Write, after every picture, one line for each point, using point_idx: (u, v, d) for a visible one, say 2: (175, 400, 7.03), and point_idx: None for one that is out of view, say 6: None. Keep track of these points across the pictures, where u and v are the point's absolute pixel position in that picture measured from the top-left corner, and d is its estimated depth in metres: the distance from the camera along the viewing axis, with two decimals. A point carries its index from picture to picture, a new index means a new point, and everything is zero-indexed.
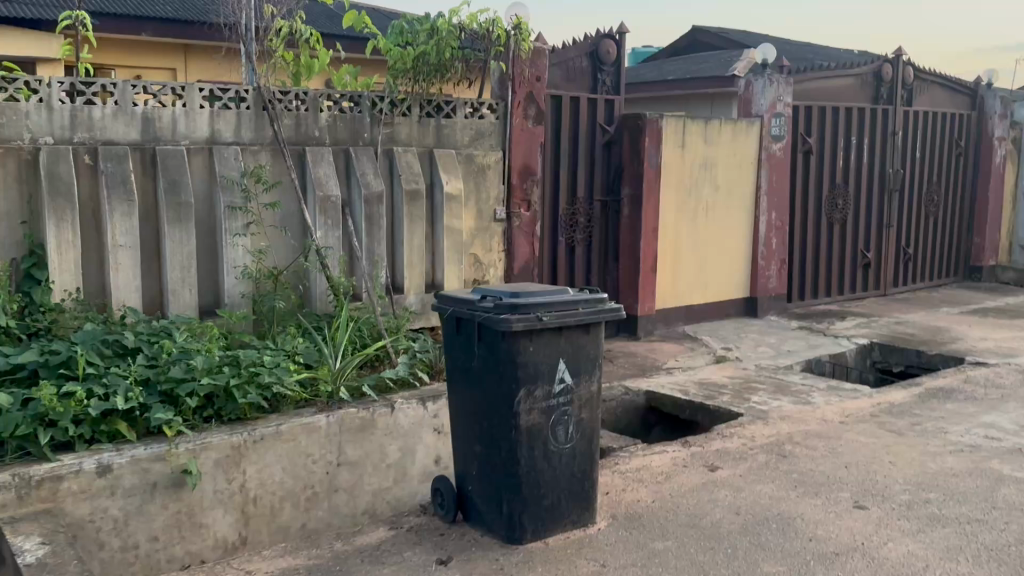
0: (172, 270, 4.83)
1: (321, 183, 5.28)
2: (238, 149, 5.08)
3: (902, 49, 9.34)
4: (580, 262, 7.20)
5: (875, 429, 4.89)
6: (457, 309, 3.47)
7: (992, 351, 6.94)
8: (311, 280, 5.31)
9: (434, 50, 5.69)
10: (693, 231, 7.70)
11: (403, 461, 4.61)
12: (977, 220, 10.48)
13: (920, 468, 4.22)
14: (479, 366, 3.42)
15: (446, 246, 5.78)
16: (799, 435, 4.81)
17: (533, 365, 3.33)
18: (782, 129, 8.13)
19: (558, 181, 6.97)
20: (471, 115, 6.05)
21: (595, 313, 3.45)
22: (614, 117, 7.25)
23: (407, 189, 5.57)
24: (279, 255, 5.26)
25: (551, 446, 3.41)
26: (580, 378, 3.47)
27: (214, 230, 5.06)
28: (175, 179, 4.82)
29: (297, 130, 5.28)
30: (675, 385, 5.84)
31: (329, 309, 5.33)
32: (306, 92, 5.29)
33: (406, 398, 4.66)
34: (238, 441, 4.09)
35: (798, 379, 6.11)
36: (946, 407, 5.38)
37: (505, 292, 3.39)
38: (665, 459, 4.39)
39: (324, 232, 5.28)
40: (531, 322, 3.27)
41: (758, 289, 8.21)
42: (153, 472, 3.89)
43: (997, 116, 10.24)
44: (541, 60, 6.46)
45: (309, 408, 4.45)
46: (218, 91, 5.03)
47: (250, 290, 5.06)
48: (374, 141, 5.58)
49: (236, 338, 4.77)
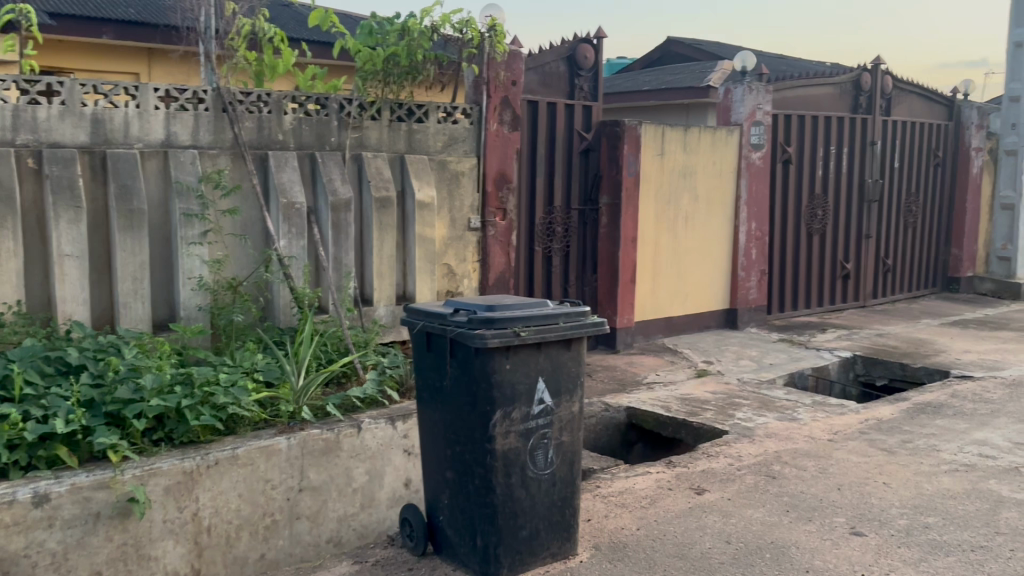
0: (123, 281, 4.51)
1: (285, 190, 4.99)
2: (195, 153, 4.77)
3: (881, 58, 9.23)
4: (557, 273, 6.95)
5: (865, 448, 4.68)
6: (427, 324, 3.20)
7: (977, 364, 6.79)
8: (273, 291, 5.01)
9: (405, 51, 5.46)
10: (672, 241, 7.50)
11: (370, 485, 4.31)
12: (954, 231, 10.41)
13: (915, 490, 4.01)
14: (451, 385, 3.15)
15: (418, 256, 5.51)
16: (787, 454, 4.58)
17: (509, 385, 3.07)
18: (762, 137, 7.96)
19: (534, 190, 6.74)
20: (444, 120, 5.76)
21: (578, 328, 3.21)
22: (591, 124, 7.05)
23: (377, 195, 5.29)
24: (239, 265, 4.96)
25: (530, 473, 3.15)
26: (561, 398, 3.22)
27: (169, 239, 4.74)
28: (126, 185, 4.51)
29: (259, 133, 4.99)
30: (656, 401, 5.61)
31: (292, 322, 5.05)
32: (269, 93, 5.01)
33: (373, 417, 4.37)
34: (190, 466, 3.79)
35: (782, 394, 5.90)
36: (937, 423, 5.19)
37: (480, 306, 3.13)
38: (649, 482, 4.14)
39: (288, 241, 4.99)
40: (508, 338, 3.02)
41: (738, 301, 8.03)
42: (95, 501, 3.57)
43: (975, 127, 10.20)
44: (516, 64, 6.22)
45: (268, 429, 4.16)
46: (174, 91, 4.71)
47: (207, 303, 4.75)
48: (341, 145, 5.29)
49: (191, 354, 4.46)
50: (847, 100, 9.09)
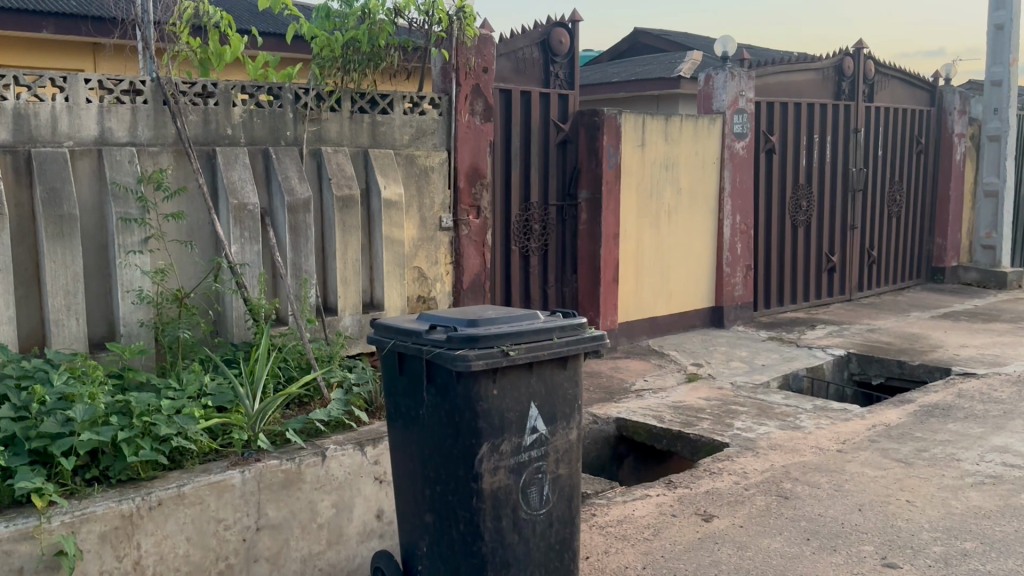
0: (52, 296, 3.97)
1: (236, 189, 4.48)
2: (133, 151, 4.24)
3: (863, 42, 8.89)
4: (535, 273, 6.52)
5: (880, 459, 4.30)
6: (399, 343, 2.77)
7: (978, 360, 6.47)
8: (225, 303, 4.51)
9: (365, 35, 4.98)
10: (655, 236, 7.11)
11: (337, 520, 3.84)
12: (938, 220, 10.16)
13: (943, 508, 3.64)
14: (429, 414, 2.69)
15: (386, 259, 5.03)
16: (796, 468, 4.19)
17: (497, 414, 2.62)
18: (746, 126, 7.60)
19: (510, 186, 6.27)
20: (410, 111, 5.27)
21: (575, 344, 2.76)
22: (568, 114, 6.60)
23: (339, 194, 4.81)
24: (185, 275, 4.44)
25: (523, 514, 2.70)
26: (557, 426, 2.77)
27: (105, 248, 4.21)
28: (55, 188, 3.97)
29: (206, 128, 4.48)
30: (647, 410, 5.18)
31: (247, 336, 4.55)
32: (215, 83, 4.48)
33: (340, 443, 3.90)
34: (128, 509, 3.29)
35: (780, 399, 5.50)
36: (950, 428, 4.83)
37: (461, 321, 2.69)
38: (650, 507, 3.71)
39: (240, 246, 4.48)
40: (495, 360, 2.57)
41: (724, 298, 7.65)
42: (17, 556, 3.06)
43: (956, 112, 9.98)
44: (488, 49, 5.72)
45: (220, 462, 3.67)
46: (108, 82, 4.18)
47: (151, 318, 4.24)
48: (297, 139, 4.79)
49: (132, 377, 3.95)
50: (830, 86, 8.74)
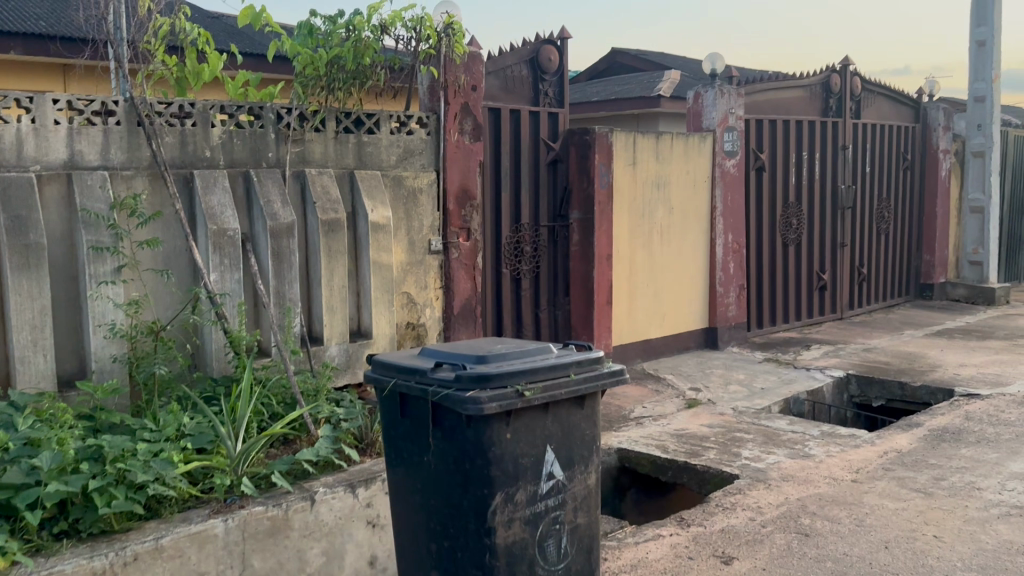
0: (17, 332, 3.67)
1: (215, 215, 4.22)
2: (105, 175, 3.97)
3: (849, 59, 8.82)
4: (527, 296, 6.28)
5: (898, 489, 4.11)
6: (400, 382, 2.54)
7: (980, 380, 6.32)
8: (204, 335, 4.23)
9: (351, 52, 4.75)
10: (648, 257, 6.95)
11: (328, 569, 3.58)
12: (926, 236, 10.11)
13: (973, 544, 3.46)
14: (436, 461, 2.46)
15: (373, 286, 4.78)
16: (812, 501, 3.98)
17: (511, 459, 2.39)
18: (735, 144, 7.44)
19: (500, 207, 6.05)
20: (397, 130, 5.04)
21: (593, 381, 2.55)
22: (558, 133, 6.42)
23: (325, 218, 4.56)
24: (161, 306, 4.17)
25: (540, 570, 2.46)
26: (574, 470, 2.54)
27: (76, 278, 3.93)
28: (21, 216, 3.69)
29: (183, 150, 4.23)
30: (649, 440, 4.95)
31: (228, 370, 4.27)
32: (192, 102, 4.24)
33: (329, 484, 3.65)
34: (100, 566, 3.00)
35: (785, 425, 5.31)
36: (963, 453, 4.66)
37: (468, 357, 2.47)
38: (664, 549, 3.48)
39: (220, 275, 4.22)
40: (510, 402, 2.35)
41: (717, 319, 7.47)
42: None
43: (942, 128, 9.92)
44: (477, 67, 5.50)
45: (200, 510, 3.40)
46: (78, 102, 3.91)
47: (125, 353, 3.96)
48: (279, 161, 4.55)
49: (105, 419, 3.68)
50: (818, 103, 8.64)
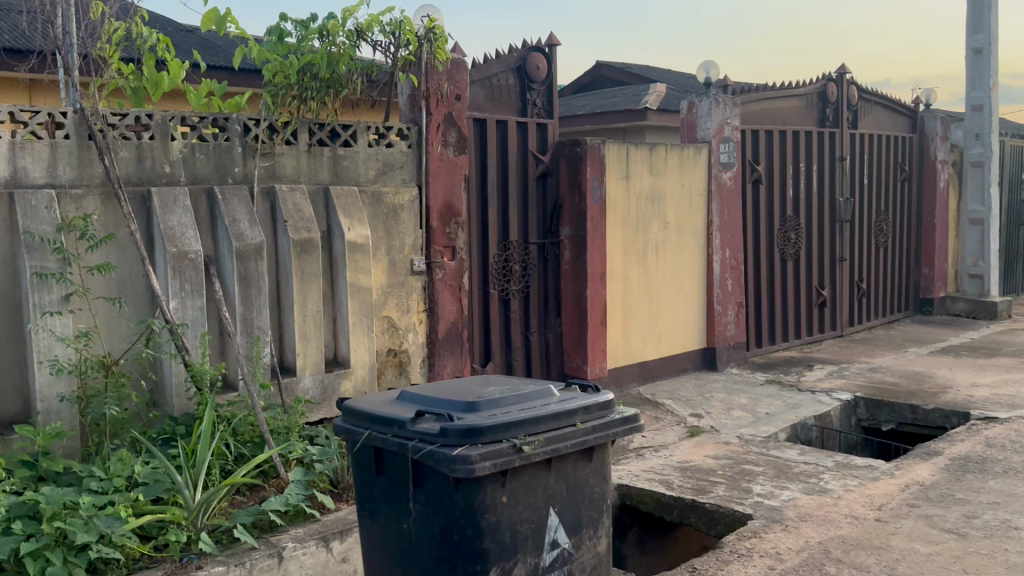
0: None
1: (175, 237, 3.82)
2: (52, 194, 3.56)
3: (846, 67, 8.52)
4: (516, 318, 5.90)
5: (927, 529, 3.76)
6: (375, 434, 2.23)
7: (995, 402, 5.99)
8: (163, 369, 3.82)
9: (324, 58, 4.34)
10: (643, 275, 6.59)
11: None
12: (924, 249, 9.83)
13: None
14: (423, 529, 2.17)
15: (351, 311, 4.38)
16: (835, 545, 3.61)
17: (508, 529, 2.13)
18: (732, 155, 7.12)
19: (486, 224, 5.67)
20: (375, 143, 4.66)
21: (602, 430, 2.28)
22: (548, 145, 6.06)
23: (298, 238, 4.18)
24: (114, 338, 3.76)
25: None
26: (580, 538, 2.31)
27: (19, 310, 3.51)
28: None
29: (140, 166, 3.84)
30: (652, 473, 4.57)
31: (190, 408, 3.85)
32: (150, 113, 3.86)
33: (299, 539, 3.26)
34: None
35: (796, 454, 4.96)
36: (992, 485, 4.32)
37: (457, 406, 2.17)
38: None
39: (180, 302, 3.81)
40: (506, 459, 2.06)
41: (716, 339, 7.11)
42: None
43: (939, 138, 9.65)
44: (461, 74, 5.06)
45: (151, 571, 2.99)
46: (21, 114, 3.51)
47: (73, 391, 3.53)
48: (247, 177, 4.17)
49: (48, 467, 3.27)
50: (814, 112, 8.35)
